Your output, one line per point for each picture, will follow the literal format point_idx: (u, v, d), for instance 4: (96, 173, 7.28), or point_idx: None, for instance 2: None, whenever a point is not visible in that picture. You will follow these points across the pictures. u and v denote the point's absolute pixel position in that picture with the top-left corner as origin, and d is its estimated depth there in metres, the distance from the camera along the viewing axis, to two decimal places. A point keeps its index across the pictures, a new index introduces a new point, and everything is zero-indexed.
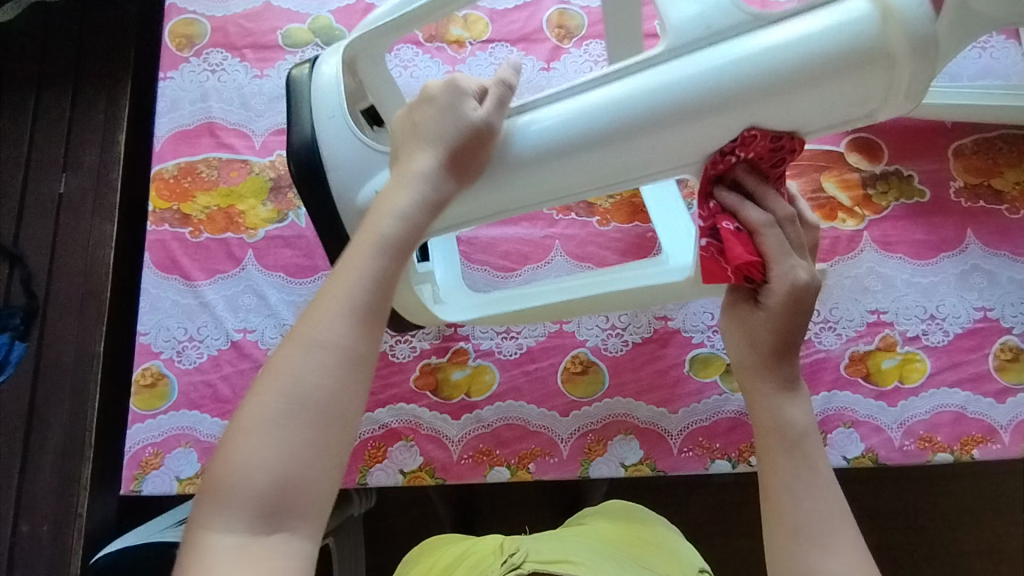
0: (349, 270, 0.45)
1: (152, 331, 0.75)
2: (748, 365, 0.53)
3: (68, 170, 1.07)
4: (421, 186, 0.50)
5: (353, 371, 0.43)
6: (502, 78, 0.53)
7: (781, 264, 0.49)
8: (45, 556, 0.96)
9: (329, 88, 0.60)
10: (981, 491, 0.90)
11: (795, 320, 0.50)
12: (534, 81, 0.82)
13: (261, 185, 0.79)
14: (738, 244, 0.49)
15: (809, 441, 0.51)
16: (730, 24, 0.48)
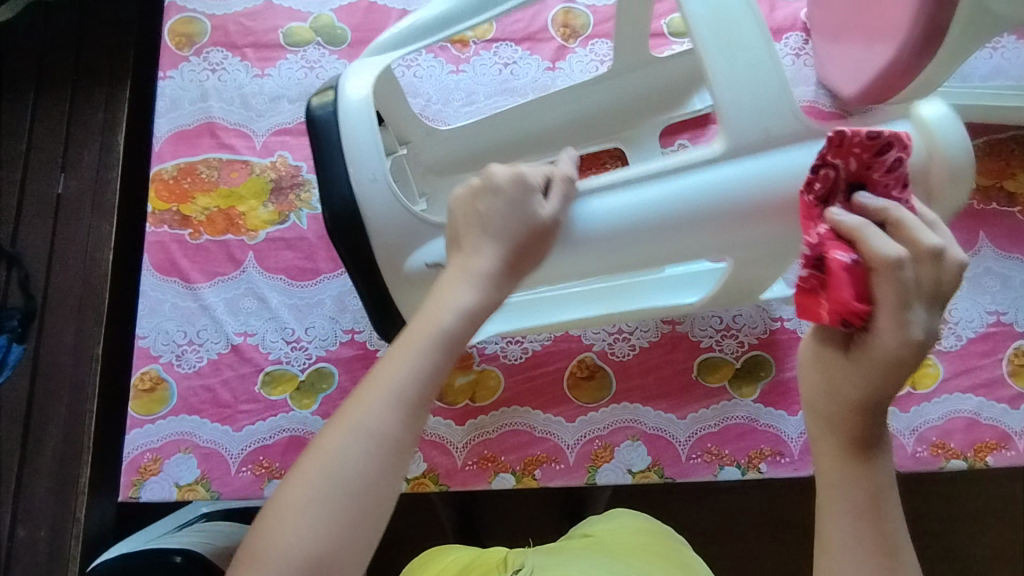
0: (406, 355, 0.43)
1: (151, 334, 0.73)
2: (822, 415, 0.44)
3: (67, 171, 1.06)
4: (483, 273, 0.47)
5: (397, 469, 0.40)
6: (567, 174, 0.54)
7: (905, 312, 0.39)
8: (43, 561, 0.94)
9: (367, 145, 0.58)
10: (992, 498, 0.89)
11: (904, 372, 0.40)
12: (539, 81, 0.81)
13: (262, 186, 0.78)
14: (846, 283, 0.40)
15: (884, 502, 0.43)
16: (786, 131, 0.54)
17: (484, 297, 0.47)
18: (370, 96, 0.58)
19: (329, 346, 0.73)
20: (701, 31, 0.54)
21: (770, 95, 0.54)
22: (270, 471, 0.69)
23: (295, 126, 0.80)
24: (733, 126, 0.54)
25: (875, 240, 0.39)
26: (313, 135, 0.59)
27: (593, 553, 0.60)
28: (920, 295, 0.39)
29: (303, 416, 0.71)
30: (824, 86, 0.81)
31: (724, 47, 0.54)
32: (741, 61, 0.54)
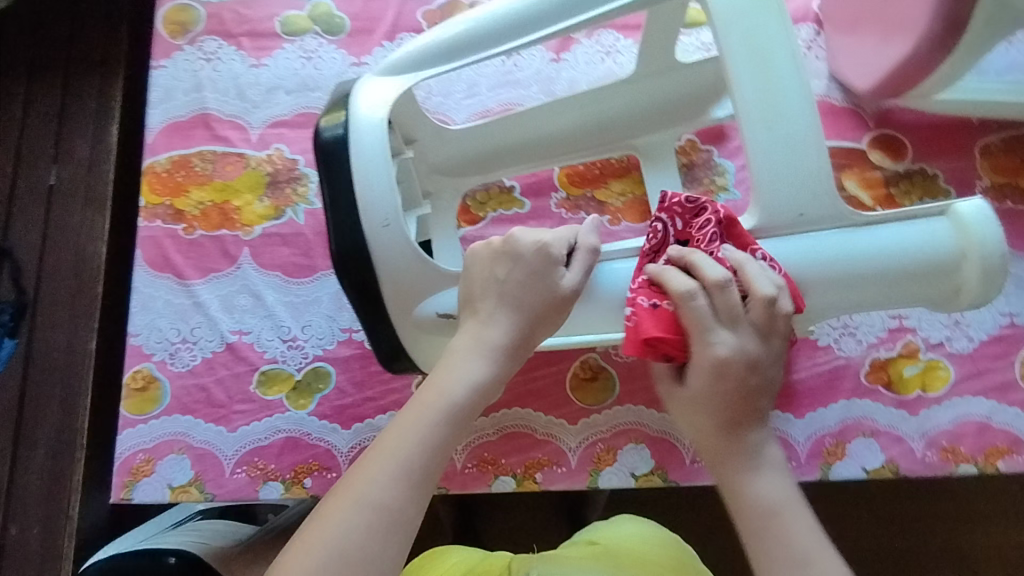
0: (411, 431, 0.47)
1: (144, 331, 0.72)
2: (709, 447, 0.52)
3: (60, 163, 1.04)
4: (490, 347, 0.51)
5: (399, 537, 0.44)
6: (591, 244, 0.54)
7: (702, 336, 0.49)
8: (35, 559, 0.93)
9: (379, 186, 0.56)
10: (985, 497, 0.90)
11: (738, 389, 0.50)
12: (543, 73, 0.79)
13: (257, 180, 0.75)
14: (648, 320, 0.48)
15: (781, 518, 0.48)
16: (822, 211, 0.52)
17: (487, 373, 0.51)
18: (383, 130, 0.56)
19: (327, 345, 0.71)
20: (743, 89, 0.53)
21: (804, 161, 0.52)
22: (265, 472, 0.68)
23: (291, 118, 0.78)
24: (765, 197, 0.52)
25: (705, 270, 0.49)
26: (322, 164, 0.57)
27: (600, 566, 0.60)
28: (715, 320, 0.49)
29: (299, 417, 0.69)
30: (836, 80, 0.78)
31: (765, 106, 0.52)
32: (780, 127, 0.52)
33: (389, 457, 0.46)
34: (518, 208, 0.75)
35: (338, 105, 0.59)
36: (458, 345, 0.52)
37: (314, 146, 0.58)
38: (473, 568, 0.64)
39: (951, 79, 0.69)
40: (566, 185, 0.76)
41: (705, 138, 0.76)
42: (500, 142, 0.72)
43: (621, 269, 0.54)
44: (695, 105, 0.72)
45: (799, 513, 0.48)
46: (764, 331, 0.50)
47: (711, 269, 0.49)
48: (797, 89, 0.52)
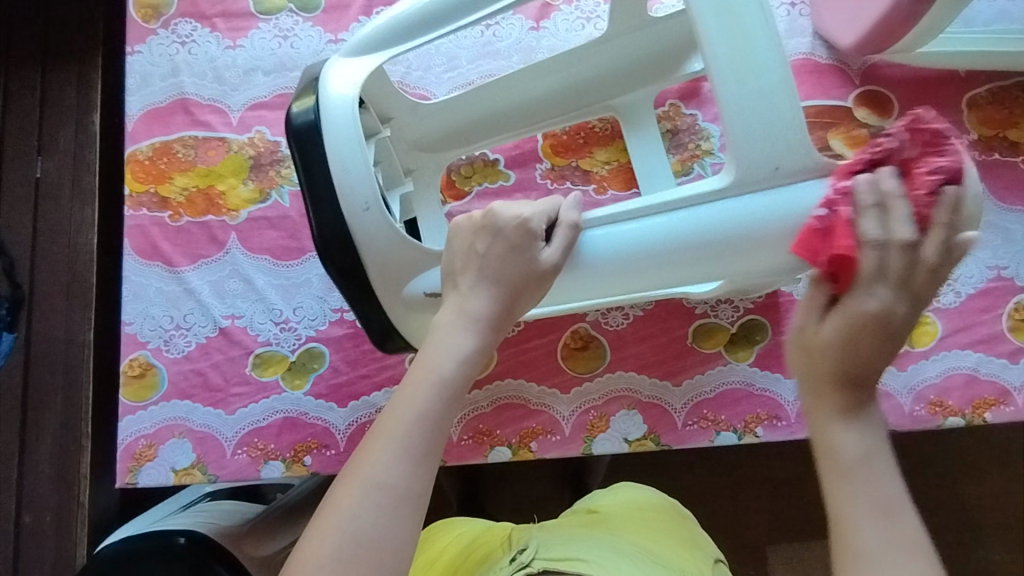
0: (406, 409, 0.48)
1: (137, 320, 0.72)
2: (815, 385, 0.45)
3: (44, 155, 1.03)
4: (476, 319, 0.53)
5: (414, 508, 0.46)
6: (572, 219, 0.55)
7: (855, 293, 0.44)
8: (52, 545, 0.96)
9: (355, 170, 0.56)
10: (978, 446, 0.92)
11: (875, 321, 0.44)
12: (523, 42, 0.78)
13: (240, 163, 0.75)
14: (842, 235, 0.45)
15: (874, 471, 0.43)
16: (799, 164, 0.51)
17: (475, 342, 0.53)
18: (352, 111, 0.55)
19: (319, 325, 0.72)
20: (715, 51, 0.51)
21: (779, 112, 0.50)
22: (265, 452, 0.69)
23: (271, 100, 0.77)
24: (741, 153, 0.51)
25: (893, 221, 0.44)
26: (298, 149, 0.57)
27: (601, 533, 0.62)
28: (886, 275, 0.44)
29: (296, 397, 0.70)
30: (820, 37, 0.77)
31: (736, 65, 0.51)
32: (753, 82, 0.51)
33: (392, 434, 0.47)
34: (504, 181, 0.76)
35: (309, 88, 0.59)
36: (443, 321, 0.54)
37: (287, 133, 0.58)
38: (476, 540, 0.67)
39: (935, 30, 0.68)
40: (551, 155, 0.76)
41: (689, 102, 0.76)
42: (477, 113, 0.71)
43: (603, 237, 0.55)
44: (671, 59, 0.70)
45: (892, 471, 0.43)
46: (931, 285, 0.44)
47: (901, 223, 0.43)
48: (768, 43, 0.51)
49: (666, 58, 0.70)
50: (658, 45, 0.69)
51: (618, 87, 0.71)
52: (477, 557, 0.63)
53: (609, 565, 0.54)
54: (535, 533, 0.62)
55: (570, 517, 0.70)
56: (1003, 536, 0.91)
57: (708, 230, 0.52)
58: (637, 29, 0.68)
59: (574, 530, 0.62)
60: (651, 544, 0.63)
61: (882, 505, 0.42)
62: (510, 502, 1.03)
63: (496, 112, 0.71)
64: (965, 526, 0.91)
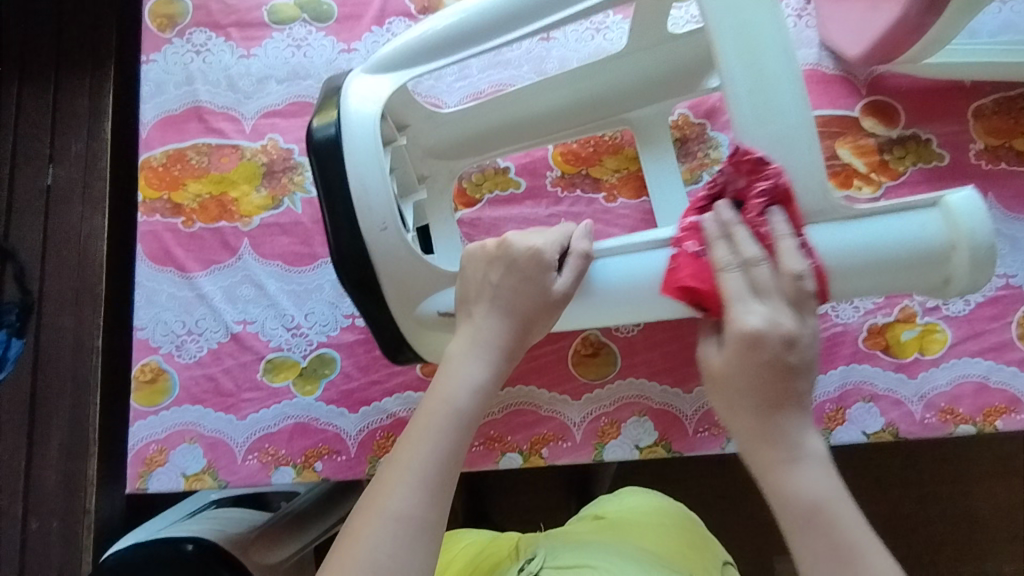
0: (422, 441, 0.49)
1: (149, 325, 0.72)
2: (751, 431, 0.47)
3: (55, 162, 1.04)
4: (488, 348, 0.54)
5: (431, 539, 0.45)
6: (583, 249, 0.56)
7: (734, 306, 0.47)
8: (57, 553, 0.95)
9: (374, 190, 0.56)
10: (986, 456, 0.92)
11: (772, 364, 0.46)
12: (533, 53, 0.79)
13: (253, 170, 0.76)
14: (689, 268, 0.51)
15: (830, 514, 0.44)
16: (813, 204, 0.51)
17: (490, 370, 0.53)
18: (374, 135, 0.56)
19: (330, 331, 0.72)
20: (733, 84, 0.51)
21: (793, 150, 0.51)
22: (276, 458, 0.69)
23: (284, 108, 0.78)
24: None
25: (739, 244, 0.48)
26: (318, 168, 0.57)
27: (608, 537, 0.62)
28: (751, 294, 0.47)
29: (307, 403, 0.70)
30: (827, 48, 0.78)
31: (754, 100, 0.51)
32: (768, 110, 0.51)
33: (408, 464, 0.48)
34: (515, 188, 0.76)
35: (328, 105, 0.59)
36: (456, 350, 0.54)
37: (308, 148, 0.58)
38: (482, 549, 0.68)
39: (942, 42, 0.69)
40: (561, 164, 0.77)
41: (698, 111, 0.77)
42: (492, 121, 0.72)
43: (609, 267, 0.56)
44: (686, 80, 0.71)
45: (849, 508, 0.44)
46: (799, 307, 0.47)
47: (746, 244, 0.48)
48: (788, 81, 0.51)
49: (681, 77, 0.71)
50: (673, 62, 0.70)
51: (632, 101, 0.73)
52: (486, 564, 0.63)
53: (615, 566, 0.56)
54: (542, 542, 0.62)
55: (578, 524, 0.70)
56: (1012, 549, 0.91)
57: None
58: (656, 45, 0.70)
59: (580, 536, 0.63)
60: (658, 545, 0.63)
61: (837, 549, 0.43)
62: (514, 514, 1.03)
63: (510, 121, 0.72)
64: (974, 536, 0.91)
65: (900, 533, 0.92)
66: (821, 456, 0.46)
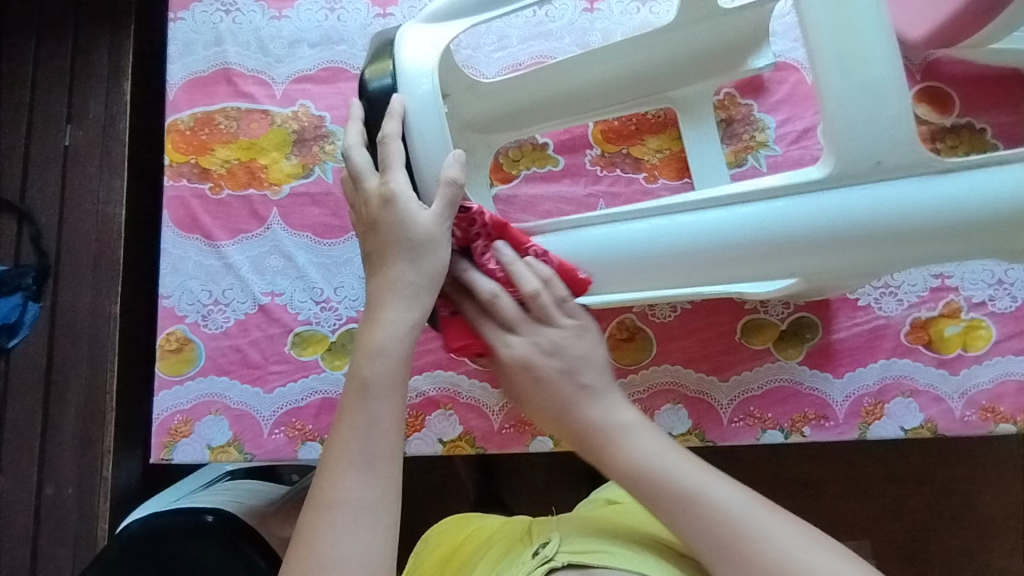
0: (347, 420, 0.47)
1: (175, 294, 0.71)
2: (541, 415, 0.55)
3: (73, 123, 1.02)
4: (406, 297, 0.50)
5: (387, 514, 0.45)
6: (453, 175, 0.50)
7: (497, 343, 0.55)
8: (72, 519, 0.95)
9: (433, 141, 0.52)
10: (997, 452, 0.93)
11: (543, 378, 0.54)
12: (576, 24, 0.76)
13: (284, 137, 0.73)
14: (455, 330, 0.57)
15: (654, 476, 0.50)
16: (900, 159, 0.49)
17: (415, 312, 0.50)
18: (433, 83, 0.52)
19: (360, 306, 0.70)
20: (820, 41, 0.49)
21: (884, 105, 0.48)
22: (303, 433, 0.68)
23: (316, 73, 0.75)
24: (841, 144, 0.49)
25: (478, 284, 0.54)
26: (371, 125, 0.54)
27: (620, 522, 0.62)
28: (517, 326, 0.55)
29: (335, 377, 0.69)
30: None
31: (842, 53, 0.49)
32: (859, 70, 0.49)
33: (348, 451, 0.46)
34: (552, 166, 0.74)
35: (381, 54, 0.55)
36: (365, 323, 0.51)
37: (361, 101, 0.55)
38: (495, 532, 0.66)
39: (1007, 27, 0.66)
40: (601, 141, 0.75)
41: (745, 91, 0.74)
42: (535, 98, 0.69)
43: (630, 234, 0.53)
44: (734, 54, 0.70)
45: (668, 455, 0.51)
46: (540, 317, 0.54)
47: (482, 282, 0.54)
48: (880, 34, 0.48)
49: (727, 52, 0.70)
50: (723, 38, 0.68)
51: (677, 80, 0.71)
52: (499, 547, 0.62)
53: (630, 555, 0.54)
54: (553, 524, 0.61)
55: (592, 510, 0.70)
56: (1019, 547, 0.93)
57: (799, 224, 0.50)
58: (706, 20, 0.66)
59: (594, 521, 0.61)
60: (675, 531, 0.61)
61: (682, 506, 0.49)
62: (527, 498, 1.03)
63: (553, 98, 0.70)
64: (985, 532, 0.93)
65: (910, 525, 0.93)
66: (615, 431, 0.53)
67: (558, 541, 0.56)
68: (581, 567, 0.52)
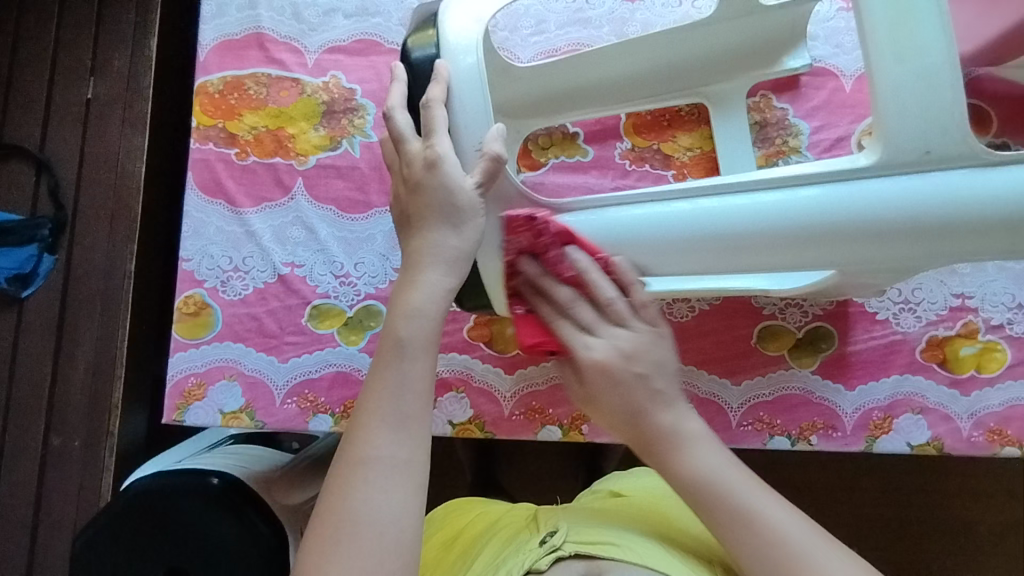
0: (379, 380, 0.48)
1: (195, 257, 0.70)
2: (632, 439, 0.54)
3: (97, 75, 1.01)
4: (446, 259, 0.50)
5: (415, 476, 0.46)
6: (495, 151, 0.51)
7: (580, 344, 0.54)
8: (78, 470, 0.96)
9: (474, 110, 0.52)
10: (991, 471, 0.95)
11: (621, 383, 0.53)
12: (616, 13, 0.75)
13: (313, 108, 0.73)
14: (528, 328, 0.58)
15: (712, 485, 0.50)
16: (950, 149, 0.49)
17: (451, 277, 0.50)
18: (477, 55, 0.52)
19: (379, 283, 0.70)
20: (877, 36, 0.49)
21: (935, 96, 0.48)
22: (315, 405, 0.68)
23: (350, 44, 0.74)
24: (889, 134, 0.49)
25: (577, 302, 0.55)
26: (414, 88, 0.54)
27: (625, 515, 0.63)
28: (591, 326, 0.54)
29: (350, 352, 0.69)
30: None
31: (898, 49, 0.48)
32: (914, 69, 0.48)
33: (380, 409, 0.47)
34: (581, 156, 0.73)
35: (427, 22, 0.56)
36: (403, 282, 0.51)
37: (404, 65, 0.55)
38: (500, 518, 0.67)
39: None
40: (631, 134, 0.74)
41: (781, 95, 0.73)
42: (569, 82, 0.69)
43: (673, 215, 0.53)
44: (768, 52, 0.70)
45: (728, 476, 0.50)
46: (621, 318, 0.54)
47: (580, 309, 0.55)
48: (937, 27, 0.48)
49: (762, 49, 0.70)
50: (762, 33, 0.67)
51: (713, 74, 0.71)
52: (503, 534, 0.63)
53: (637, 548, 0.55)
54: (559, 514, 0.62)
55: (594, 501, 0.70)
56: (1006, 565, 0.95)
57: (849, 212, 0.50)
58: (749, 13, 0.66)
59: (599, 512, 0.62)
60: (680, 529, 0.62)
61: (734, 521, 0.48)
62: (525, 484, 1.04)
63: (587, 83, 0.69)
64: (973, 547, 0.95)
65: (900, 537, 0.95)
66: (684, 440, 0.52)
67: (565, 530, 0.57)
68: (588, 557, 0.54)
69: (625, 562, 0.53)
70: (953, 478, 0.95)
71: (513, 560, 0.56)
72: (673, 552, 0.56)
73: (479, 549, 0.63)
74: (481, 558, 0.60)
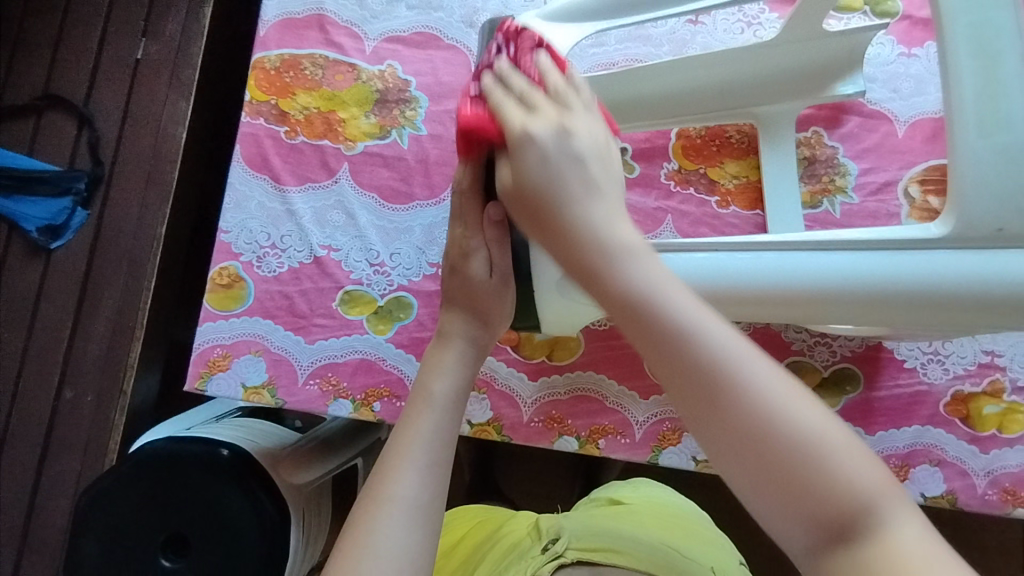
0: (409, 429, 0.50)
1: (233, 230, 0.71)
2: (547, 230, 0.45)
3: (148, 37, 1.01)
4: (471, 336, 0.56)
5: (434, 519, 0.47)
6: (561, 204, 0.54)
7: (509, 122, 0.47)
8: (86, 426, 0.96)
9: None
10: (992, 527, 0.95)
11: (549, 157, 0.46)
12: (677, 34, 0.75)
13: (366, 95, 0.73)
14: (469, 110, 0.50)
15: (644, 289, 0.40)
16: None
17: (475, 348, 0.56)
18: None
19: (413, 276, 0.71)
20: (962, 93, 0.48)
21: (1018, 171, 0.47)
22: (336, 389, 0.68)
23: (409, 36, 0.75)
24: (964, 205, 0.47)
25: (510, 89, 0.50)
26: None
27: (629, 523, 0.63)
28: (536, 102, 0.48)
29: (376, 341, 0.69)
30: None
31: (980, 112, 0.48)
32: (995, 136, 0.47)
33: (410, 455, 0.49)
34: (627, 172, 0.74)
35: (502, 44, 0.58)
36: (433, 350, 0.56)
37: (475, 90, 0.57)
38: (502, 527, 0.68)
39: None
40: (679, 156, 0.74)
41: (832, 133, 0.73)
42: (630, 89, 0.68)
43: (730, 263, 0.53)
44: (823, 77, 0.69)
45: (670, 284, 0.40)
46: (572, 107, 0.48)
47: (516, 74, 0.50)
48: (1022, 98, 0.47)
49: (818, 72, 0.68)
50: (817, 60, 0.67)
51: (766, 95, 0.69)
52: (505, 543, 0.63)
53: (640, 556, 0.55)
54: (562, 520, 0.62)
55: (594, 508, 0.70)
56: None
57: (916, 275, 0.48)
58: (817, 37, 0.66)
59: (602, 520, 0.63)
60: (682, 539, 0.62)
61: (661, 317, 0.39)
62: (525, 493, 1.04)
63: (642, 96, 0.69)
64: None
65: None
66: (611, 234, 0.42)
67: (567, 537, 0.58)
68: (591, 564, 0.54)
69: (627, 569, 0.53)
70: (952, 531, 0.95)
71: (516, 567, 0.56)
72: (673, 559, 0.57)
73: (483, 556, 0.63)
74: (485, 566, 0.61)
